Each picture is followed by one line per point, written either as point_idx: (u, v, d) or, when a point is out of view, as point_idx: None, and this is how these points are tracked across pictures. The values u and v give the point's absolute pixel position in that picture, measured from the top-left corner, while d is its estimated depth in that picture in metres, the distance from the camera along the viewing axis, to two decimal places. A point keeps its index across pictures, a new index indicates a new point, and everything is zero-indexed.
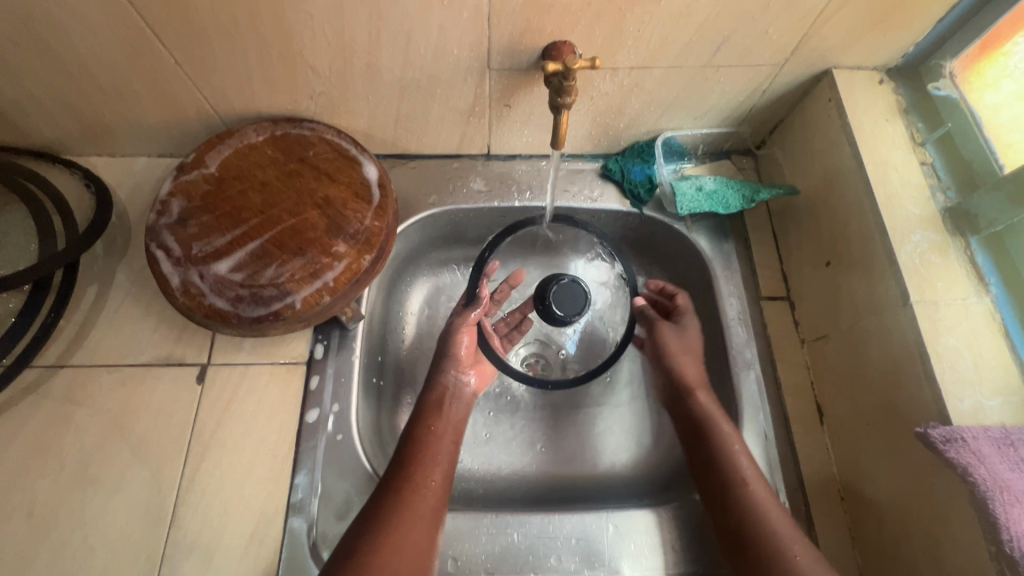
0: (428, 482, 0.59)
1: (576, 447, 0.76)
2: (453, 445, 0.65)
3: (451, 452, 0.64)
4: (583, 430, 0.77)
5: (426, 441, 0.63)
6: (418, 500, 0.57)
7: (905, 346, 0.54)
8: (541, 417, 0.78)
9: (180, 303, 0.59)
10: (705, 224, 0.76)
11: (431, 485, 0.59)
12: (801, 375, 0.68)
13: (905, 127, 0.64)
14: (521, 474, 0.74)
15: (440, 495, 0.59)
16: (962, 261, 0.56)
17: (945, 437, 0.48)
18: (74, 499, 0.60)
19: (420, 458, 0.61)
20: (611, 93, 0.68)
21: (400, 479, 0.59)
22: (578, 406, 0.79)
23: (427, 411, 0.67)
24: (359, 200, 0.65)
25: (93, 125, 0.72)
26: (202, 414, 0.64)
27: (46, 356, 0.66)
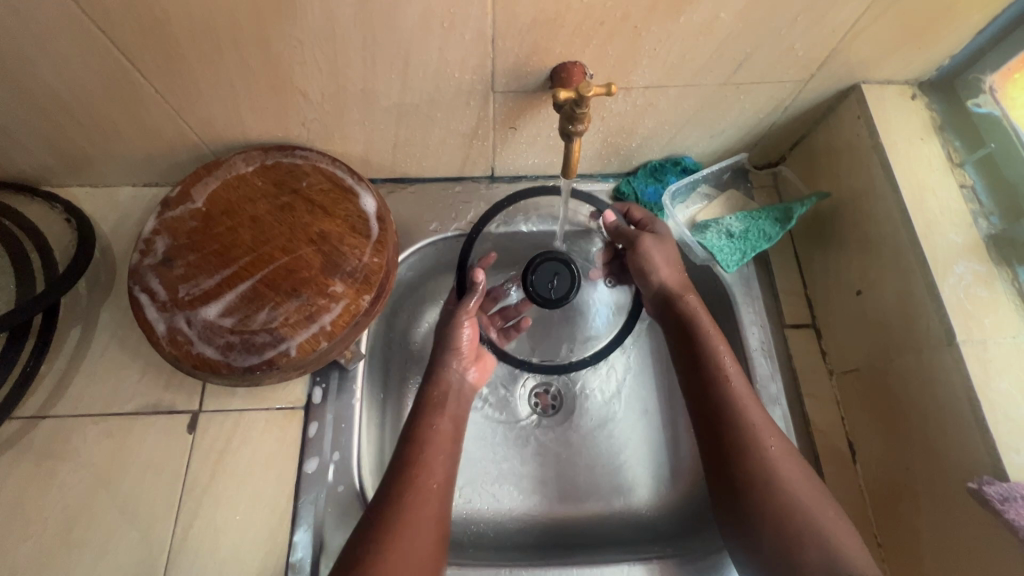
0: (428, 482, 0.54)
1: (591, 484, 0.72)
2: (453, 444, 0.59)
3: (451, 451, 0.59)
4: (597, 465, 0.73)
5: (429, 439, 0.58)
6: (417, 514, 0.52)
7: (951, 389, 0.50)
8: (552, 452, 0.74)
9: (167, 352, 0.55)
10: None
11: (431, 486, 0.54)
12: (831, 411, 0.63)
13: (942, 146, 0.60)
14: (533, 514, 0.70)
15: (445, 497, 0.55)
16: (1011, 295, 0.52)
17: (1003, 496, 0.45)
18: (56, 563, 0.56)
19: (419, 459, 0.56)
20: (623, 113, 0.63)
21: (399, 482, 0.54)
22: (593, 438, 0.74)
23: (426, 410, 0.60)
24: (357, 234, 0.61)
25: (73, 156, 0.67)
26: (193, 467, 0.60)
27: (26, 408, 0.62)
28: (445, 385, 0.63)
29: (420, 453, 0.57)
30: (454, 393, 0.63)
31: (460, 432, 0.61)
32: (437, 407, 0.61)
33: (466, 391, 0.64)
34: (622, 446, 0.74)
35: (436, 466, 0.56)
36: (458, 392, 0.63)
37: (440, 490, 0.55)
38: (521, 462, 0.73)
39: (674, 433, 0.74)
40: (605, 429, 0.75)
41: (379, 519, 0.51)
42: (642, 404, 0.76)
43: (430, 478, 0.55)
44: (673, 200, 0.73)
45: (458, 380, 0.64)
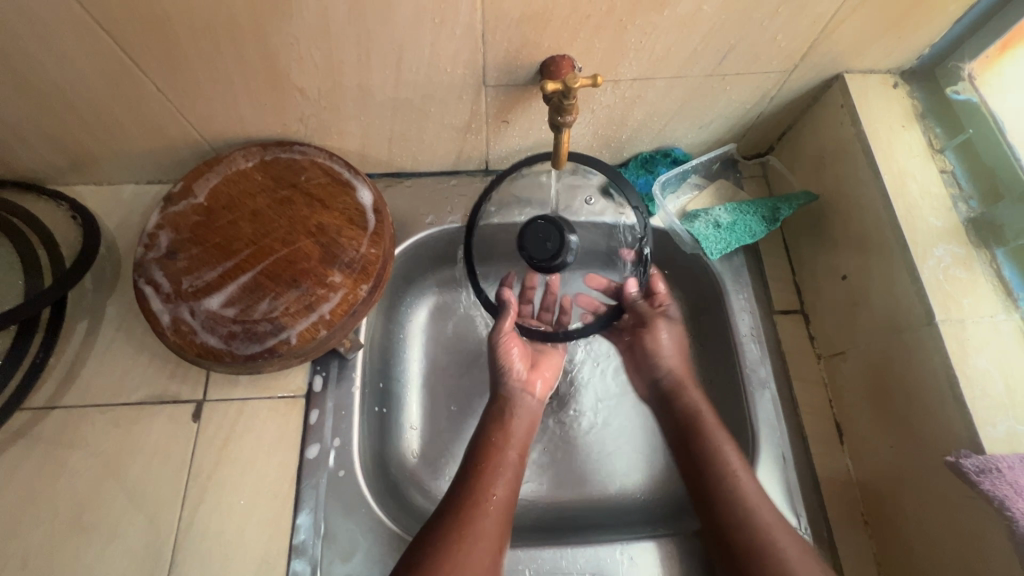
0: (490, 495, 0.58)
1: (587, 469, 0.73)
2: (517, 458, 0.64)
3: (516, 464, 0.63)
4: (593, 452, 0.75)
5: (492, 453, 0.63)
6: (483, 522, 0.55)
7: (931, 367, 0.52)
8: (550, 440, 0.75)
9: (171, 342, 0.57)
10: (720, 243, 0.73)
11: (493, 499, 0.58)
12: (818, 393, 0.65)
13: (923, 133, 0.61)
14: (531, 499, 0.71)
15: (506, 506, 0.58)
16: (989, 275, 0.54)
17: (980, 468, 0.46)
18: (68, 548, 0.58)
19: (489, 469, 0.61)
20: (613, 105, 0.65)
21: (472, 487, 0.58)
22: (589, 425, 0.76)
23: (492, 423, 0.67)
24: (354, 226, 0.62)
25: (77, 154, 0.69)
26: (198, 455, 0.62)
27: (35, 399, 0.64)
28: (518, 402, 0.70)
29: (493, 464, 0.62)
30: (513, 407, 0.69)
31: (523, 450, 0.66)
32: (506, 419, 0.67)
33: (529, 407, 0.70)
34: (617, 431, 0.76)
35: (497, 477, 0.60)
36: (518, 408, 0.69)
37: (505, 494, 0.59)
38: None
39: None
40: (601, 417, 0.77)
41: (454, 510, 0.56)
42: (636, 391, 0.78)
43: (492, 487, 0.59)
44: (661, 190, 0.75)
45: (522, 394, 0.71)
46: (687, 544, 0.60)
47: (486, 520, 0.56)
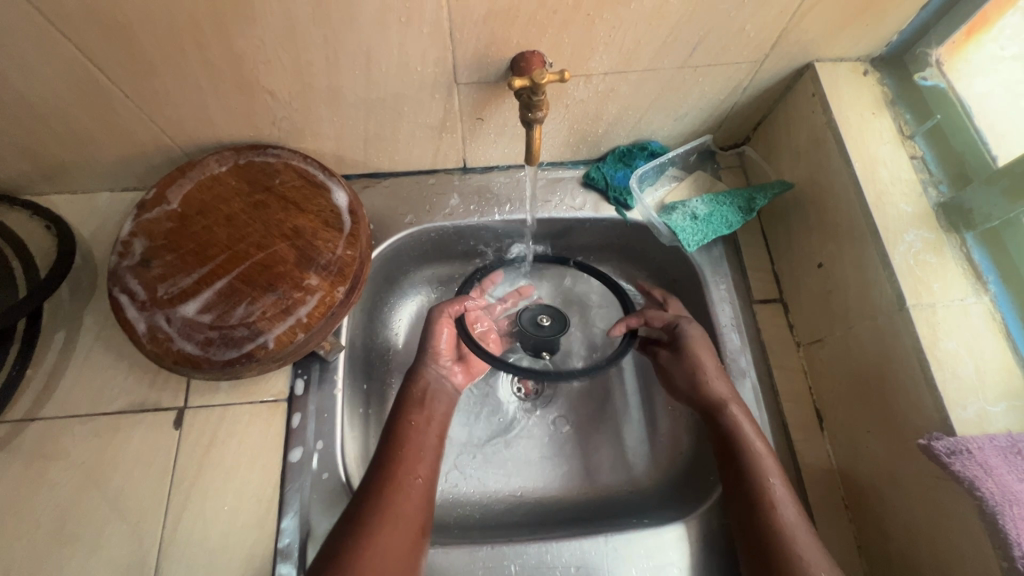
0: (412, 478, 0.55)
1: (573, 464, 0.74)
2: (436, 440, 0.61)
3: (434, 446, 0.60)
4: (580, 446, 0.75)
5: (409, 433, 0.59)
6: (405, 504, 0.53)
7: (903, 351, 0.53)
8: (535, 436, 0.75)
9: (148, 350, 0.56)
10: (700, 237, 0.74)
11: (415, 482, 0.55)
12: (798, 381, 0.66)
13: (893, 120, 0.61)
14: (518, 495, 0.71)
15: (428, 493, 0.56)
16: (959, 259, 0.54)
17: (950, 449, 0.46)
18: (51, 560, 0.58)
19: (401, 458, 0.57)
20: (586, 99, 0.65)
21: (381, 478, 0.55)
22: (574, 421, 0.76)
23: (406, 405, 0.62)
24: (330, 228, 0.62)
25: (49, 164, 0.68)
26: (181, 462, 0.62)
27: (14, 411, 0.64)
28: (423, 382, 0.64)
29: (406, 454, 0.57)
30: (434, 388, 0.65)
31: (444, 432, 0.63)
32: (418, 404, 0.63)
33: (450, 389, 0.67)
34: (603, 427, 0.76)
35: (418, 459, 0.57)
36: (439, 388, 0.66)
37: (415, 497, 0.54)
38: (506, 448, 0.75)
39: (652, 411, 0.76)
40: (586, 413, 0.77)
41: (372, 499, 0.53)
42: (620, 386, 0.78)
43: (413, 474, 0.56)
44: (639, 183, 0.75)
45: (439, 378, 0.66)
46: (675, 533, 0.61)
47: (408, 508, 0.53)
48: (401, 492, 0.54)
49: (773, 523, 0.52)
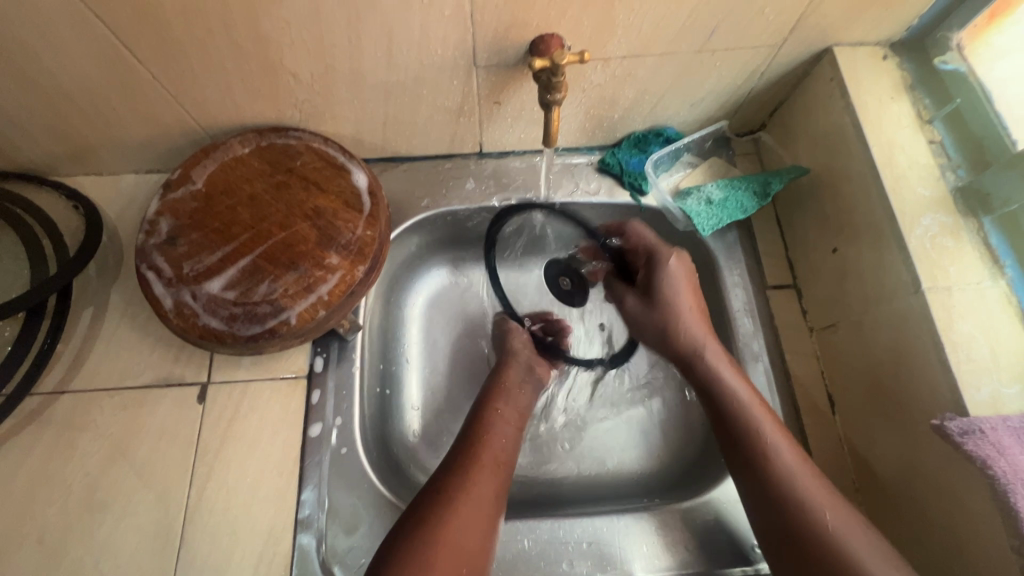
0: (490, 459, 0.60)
1: (603, 442, 0.75)
2: (517, 430, 0.66)
3: (515, 434, 0.65)
4: (609, 425, 0.76)
5: (491, 416, 0.65)
6: (485, 480, 0.57)
7: (918, 335, 0.52)
8: (566, 416, 0.76)
9: (175, 325, 0.58)
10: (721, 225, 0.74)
11: (491, 463, 0.59)
12: (810, 366, 0.67)
13: (912, 104, 0.61)
14: (554, 473, 0.73)
15: (505, 475, 0.60)
16: (976, 243, 0.54)
17: (963, 429, 0.46)
18: (84, 524, 0.60)
19: (480, 436, 0.62)
20: (603, 83, 0.66)
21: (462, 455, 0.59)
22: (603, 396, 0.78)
23: (495, 395, 0.68)
24: (350, 209, 0.63)
25: (78, 144, 0.71)
26: (205, 434, 0.64)
27: (45, 383, 0.66)
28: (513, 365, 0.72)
29: (485, 431, 0.63)
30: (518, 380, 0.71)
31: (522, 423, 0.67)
32: (501, 391, 0.69)
33: (535, 379, 0.72)
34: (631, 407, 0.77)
35: (498, 444, 0.62)
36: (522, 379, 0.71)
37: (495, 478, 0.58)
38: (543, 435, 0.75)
39: (662, 395, 0.77)
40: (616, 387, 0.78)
41: (449, 476, 0.57)
42: (646, 362, 0.79)
43: (492, 455, 0.60)
44: (655, 168, 0.76)
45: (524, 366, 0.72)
46: (688, 511, 0.62)
47: (485, 487, 0.57)
48: (481, 463, 0.58)
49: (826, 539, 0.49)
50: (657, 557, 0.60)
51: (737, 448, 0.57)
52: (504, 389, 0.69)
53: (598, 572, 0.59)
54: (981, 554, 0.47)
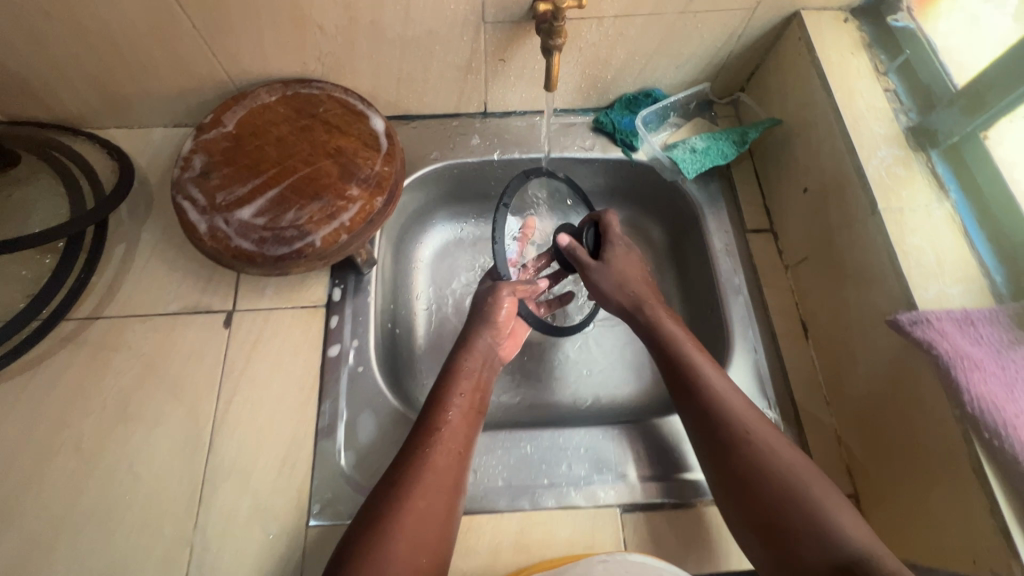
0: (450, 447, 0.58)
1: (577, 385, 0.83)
2: (475, 413, 0.63)
3: (472, 419, 0.63)
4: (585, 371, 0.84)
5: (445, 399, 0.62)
6: (436, 474, 0.55)
7: (876, 249, 0.60)
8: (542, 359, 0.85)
9: (209, 246, 0.64)
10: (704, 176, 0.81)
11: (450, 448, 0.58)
12: (785, 297, 0.74)
13: (870, 59, 0.69)
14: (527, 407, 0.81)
15: (463, 462, 0.58)
16: (925, 172, 0.62)
17: (912, 320, 0.53)
18: (117, 434, 0.65)
19: (436, 426, 0.60)
20: (597, 43, 0.73)
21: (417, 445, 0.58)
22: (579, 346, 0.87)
23: (450, 380, 0.65)
24: (369, 149, 0.70)
25: (114, 95, 0.76)
26: (230, 356, 0.69)
27: (81, 309, 0.71)
28: (476, 352, 0.69)
29: (438, 419, 0.60)
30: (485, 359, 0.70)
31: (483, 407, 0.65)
32: (457, 378, 0.65)
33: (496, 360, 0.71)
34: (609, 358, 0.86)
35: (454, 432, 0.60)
36: (489, 359, 0.70)
37: (451, 468, 0.57)
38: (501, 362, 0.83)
39: None
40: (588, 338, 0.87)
41: (406, 473, 0.55)
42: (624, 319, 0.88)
43: (450, 442, 0.59)
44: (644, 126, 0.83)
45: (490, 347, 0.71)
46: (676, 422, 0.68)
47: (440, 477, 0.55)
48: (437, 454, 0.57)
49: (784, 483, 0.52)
50: (655, 457, 0.66)
51: (681, 396, 0.60)
52: (463, 376, 0.66)
53: (595, 473, 0.65)
54: (929, 430, 0.54)
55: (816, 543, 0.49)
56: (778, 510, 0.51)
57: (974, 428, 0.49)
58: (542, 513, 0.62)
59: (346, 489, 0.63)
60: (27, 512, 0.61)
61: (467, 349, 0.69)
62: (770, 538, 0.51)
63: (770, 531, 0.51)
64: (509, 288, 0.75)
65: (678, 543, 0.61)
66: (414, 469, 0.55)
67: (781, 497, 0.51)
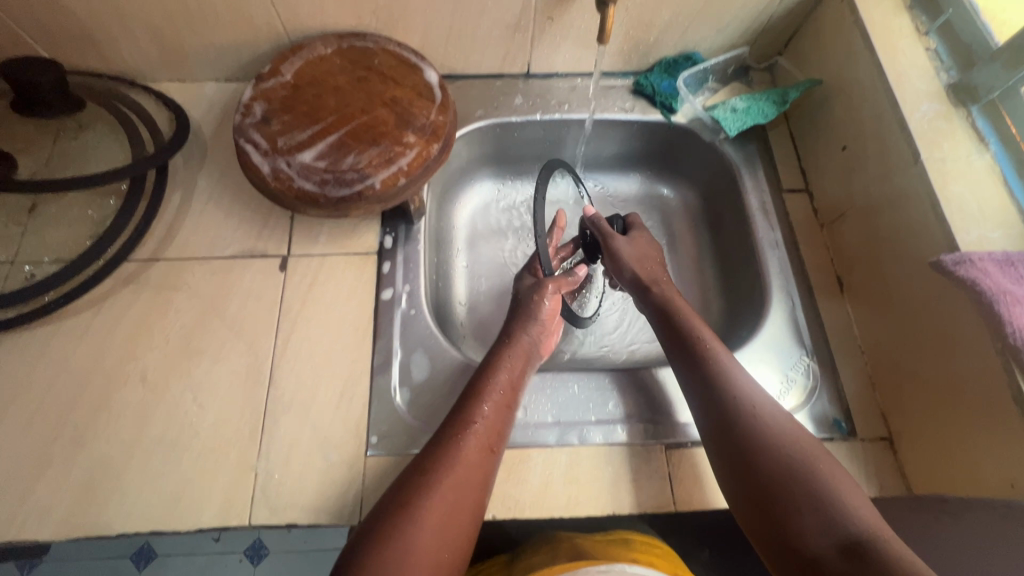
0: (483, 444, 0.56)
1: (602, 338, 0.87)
2: (509, 410, 0.61)
3: (506, 414, 0.60)
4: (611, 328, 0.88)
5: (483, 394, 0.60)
6: (462, 467, 0.54)
7: (918, 197, 0.62)
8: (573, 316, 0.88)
9: (273, 187, 0.66)
10: (742, 138, 0.84)
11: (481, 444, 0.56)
12: (821, 253, 0.76)
13: (911, 20, 0.71)
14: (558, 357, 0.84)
15: (492, 462, 0.56)
16: (965, 126, 0.64)
17: (956, 261, 0.55)
18: (181, 368, 0.67)
19: (469, 418, 0.58)
20: (645, 2, 0.75)
21: (448, 435, 0.56)
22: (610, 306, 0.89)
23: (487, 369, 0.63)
24: (424, 99, 0.72)
25: (173, 47, 0.79)
26: (286, 298, 0.72)
27: (142, 251, 0.73)
28: (519, 346, 0.66)
29: (472, 411, 0.58)
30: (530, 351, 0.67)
31: (516, 400, 0.62)
32: (494, 367, 0.63)
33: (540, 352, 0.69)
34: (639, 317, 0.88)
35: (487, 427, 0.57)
36: (534, 351, 0.67)
37: (480, 466, 0.55)
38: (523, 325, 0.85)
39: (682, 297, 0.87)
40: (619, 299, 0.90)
41: (433, 462, 0.54)
42: None
43: (483, 437, 0.57)
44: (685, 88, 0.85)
45: (535, 341, 0.68)
46: None
47: (466, 473, 0.54)
48: (467, 448, 0.55)
49: (788, 467, 0.52)
50: None
51: (694, 369, 0.61)
52: (500, 367, 0.63)
53: (640, 411, 0.67)
54: (965, 366, 0.57)
55: (822, 530, 0.48)
56: (787, 497, 0.50)
57: (1014, 359, 0.51)
58: (590, 448, 0.65)
59: (401, 423, 0.65)
60: (96, 437, 0.63)
61: (511, 340, 0.66)
62: (765, 517, 0.51)
63: (773, 518, 0.51)
64: (555, 285, 0.71)
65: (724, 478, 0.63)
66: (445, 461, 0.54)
67: (779, 479, 0.52)
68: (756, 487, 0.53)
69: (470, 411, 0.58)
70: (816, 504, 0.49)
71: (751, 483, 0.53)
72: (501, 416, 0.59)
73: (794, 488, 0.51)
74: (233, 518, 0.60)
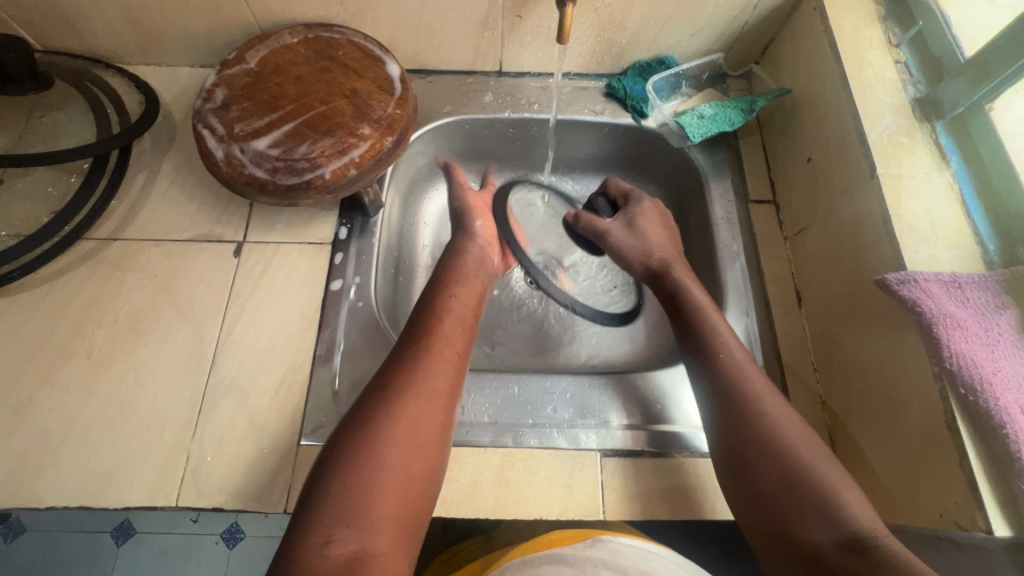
0: (448, 350, 0.60)
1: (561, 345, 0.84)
2: (471, 320, 0.66)
3: (467, 324, 0.65)
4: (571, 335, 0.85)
5: (447, 302, 0.65)
6: (433, 370, 0.57)
7: (871, 212, 0.60)
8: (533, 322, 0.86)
9: (224, 172, 0.66)
10: (710, 146, 0.82)
11: (449, 352, 0.60)
12: (782, 266, 0.74)
13: (883, 32, 0.69)
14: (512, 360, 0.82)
15: (459, 368, 0.60)
16: (928, 142, 0.62)
17: (900, 280, 0.53)
18: (126, 347, 0.68)
19: (435, 328, 0.61)
20: (613, 4, 0.74)
21: (416, 345, 0.59)
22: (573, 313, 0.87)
23: (450, 282, 0.68)
24: (383, 92, 0.72)
25: (145, 31, 0.80)
26: (238, 283, 0.72)
27: (100, 231, 0.74)
28: (469, 257, 0.73)
29: (437, 321, 0.62)
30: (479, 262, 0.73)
31: (478, 313, 0.68)
32: (456, 281, 0.69)
33: (489, 265, 0.75)
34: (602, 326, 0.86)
35: (454, 336, 0.62)
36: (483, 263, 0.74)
37: (449, 369, 0.58)
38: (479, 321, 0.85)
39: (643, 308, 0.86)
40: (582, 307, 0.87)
41: (401, 366, 0.56)
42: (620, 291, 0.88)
43: (447, 345, 0.60)
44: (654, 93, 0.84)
45: (483, 255, 0.75)
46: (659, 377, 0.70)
47: (435, 382, 0.56)
48: (433, 354, 0.58)
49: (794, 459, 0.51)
50: (638, 408, 0.68)
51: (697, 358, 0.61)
52: (457, 282, 0.69)
53: (580, 417, 0.67)
54: (905, 387, 0.55)
55: (827, 527, 0.47)
56: (796, 493, 0.50)
57: (950, 384, 0.50)
58: (524, 451, 0.64)
59: (337, 415, 0.65)
60: (37, 410, 0.64)
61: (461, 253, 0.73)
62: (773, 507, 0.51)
63: (779, 515, 0.50)
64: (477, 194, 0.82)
65: (657, 491, 0.62)
66: (409, 372, 0.56)
67: (786, 473, 0.51)
68: (769, 473, 0.52)
69: (431, 323, 0.62)
70: (819, 498, 0.49)
71: (763, 472, 0.52)
72: (460, 330, 0.63)
73: (796, 482, 0.50)
74: (162, 497, 0.61)
